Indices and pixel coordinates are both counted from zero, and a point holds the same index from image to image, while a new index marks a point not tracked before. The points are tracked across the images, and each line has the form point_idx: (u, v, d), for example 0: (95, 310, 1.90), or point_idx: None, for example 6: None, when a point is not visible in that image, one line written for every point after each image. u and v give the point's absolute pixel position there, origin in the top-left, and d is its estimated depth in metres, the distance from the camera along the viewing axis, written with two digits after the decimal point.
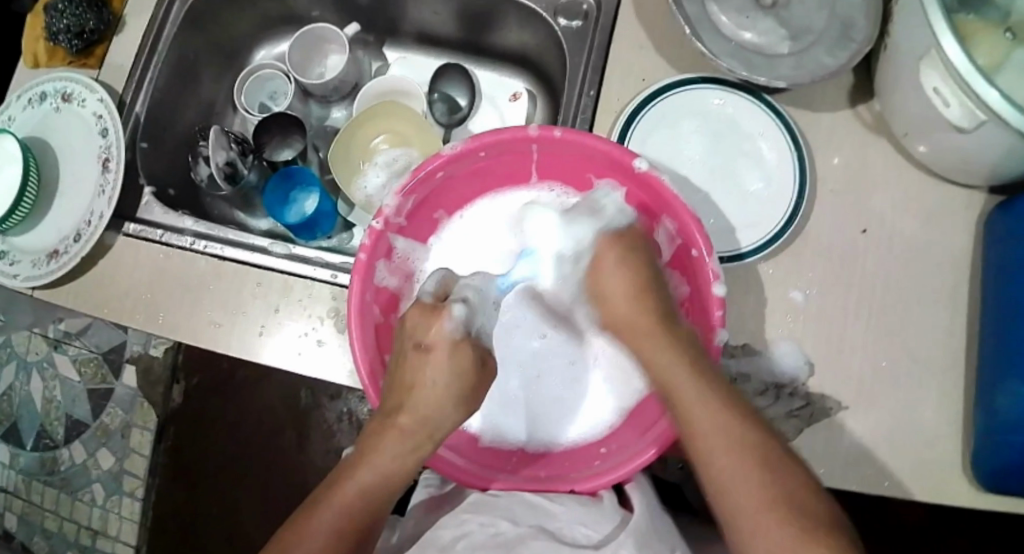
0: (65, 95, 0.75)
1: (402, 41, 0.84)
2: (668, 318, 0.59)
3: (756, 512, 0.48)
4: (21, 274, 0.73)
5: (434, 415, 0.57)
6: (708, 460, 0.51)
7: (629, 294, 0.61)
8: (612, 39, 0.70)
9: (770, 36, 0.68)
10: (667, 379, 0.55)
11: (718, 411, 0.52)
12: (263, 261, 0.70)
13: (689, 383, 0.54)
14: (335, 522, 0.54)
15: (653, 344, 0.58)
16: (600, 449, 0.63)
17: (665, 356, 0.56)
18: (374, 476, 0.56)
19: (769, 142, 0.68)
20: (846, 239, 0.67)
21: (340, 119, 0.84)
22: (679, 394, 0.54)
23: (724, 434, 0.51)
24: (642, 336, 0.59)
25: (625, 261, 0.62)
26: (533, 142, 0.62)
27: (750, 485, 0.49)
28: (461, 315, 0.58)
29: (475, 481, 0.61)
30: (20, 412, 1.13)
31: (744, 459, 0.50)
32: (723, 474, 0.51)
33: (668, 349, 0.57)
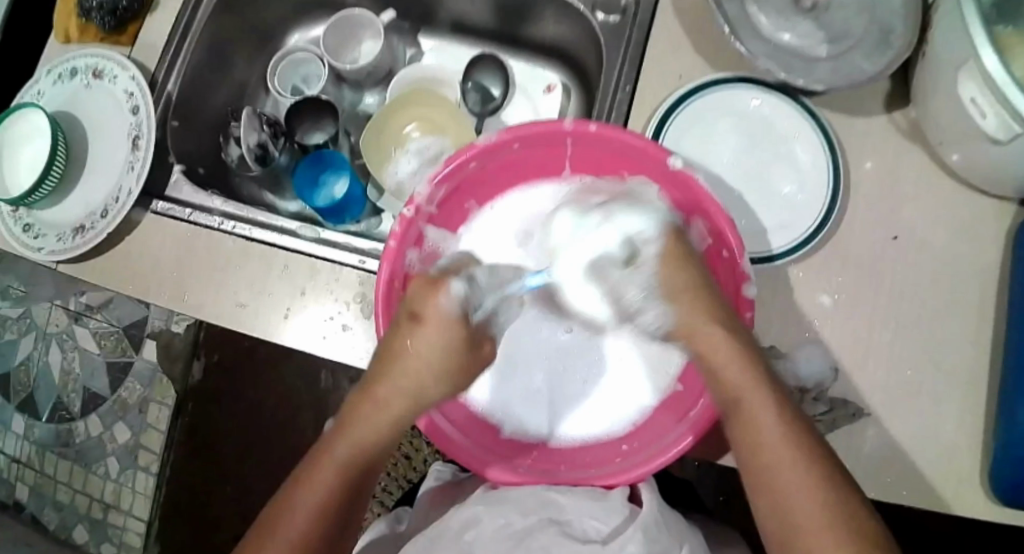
0: (96, 70, 0.76)
1: (436, 28, 0.84)
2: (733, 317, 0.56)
3: (814, 532, 0.49)
4: (44, 248, 0.73)
5: (421, 394, 0.57)
6: (780, 481, 0.51)
7: (697, 289, 0.57)
8: (650, 35, 0.70)
9: (807, 40, 0.68)
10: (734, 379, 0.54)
11: (777, 418, 0.52)
12: (292, 244, 0.70)
13: (756, 388, 0.53)
14: (316, 505, 0.55)
15: (717, 340, 0.55)
16: (622, 447, 0.63)
17: (747, 383, 0.53)
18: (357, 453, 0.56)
19: (804, 145, 0.68)
20: (876, 246, 0.67)
21: (372, 105, 0.83)
22: (746, 399, 0.53)
23: (780, 443, 0.51)
24: (706, 334, 0.55)
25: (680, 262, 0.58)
26: (568, 136, 0.62)
27: (807, 493, 0.50)
28: (459, 293, 0.58)
29: (470, 464, 0.60)
30: (36, 383, 1.13)
31: (808, 470, 0.50)
32: (781, 476, 0.51)
33: (726, 355, 0.54)
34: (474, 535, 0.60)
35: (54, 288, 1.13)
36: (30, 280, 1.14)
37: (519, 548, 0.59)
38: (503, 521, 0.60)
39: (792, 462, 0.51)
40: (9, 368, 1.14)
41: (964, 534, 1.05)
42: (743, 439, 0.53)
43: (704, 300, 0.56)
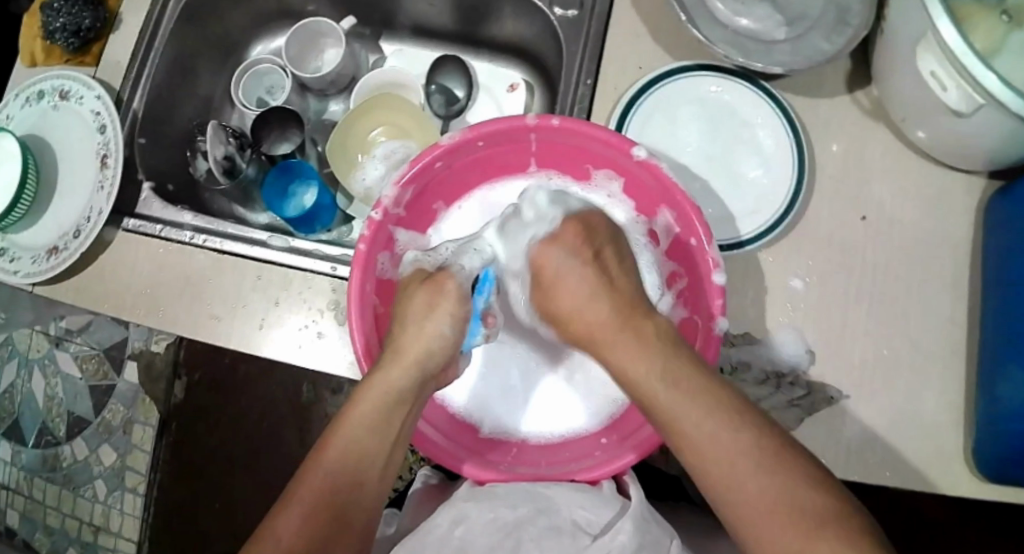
0: (63, 91, 0.76)
1: (398, 33, 0.83)
2: (640, 314, 0.54)
3: (773, 522, 0.45)
4: (19, 270, 0.73)
5: (394, 393, 0.56)
6: (726, 476, 0.47)
7: (592, 296, 0.56)
8: (609, 28, 0.69)
9: (766, 22, 0.68)
10: (645, 387, 0.51)
11: (710, 408, 0.49)
12: (262, 254, 0.70)
13: (669, 390, 0.50)
14: (293, 528, 0.52)
15: (630, 341, 0.53)
16: (602, 439, 0.63)
17: (648, 377, 0.51)
18: (331, 470, 0.54)
19: (767, 129, 0.68)
20: (846, 225, 0.67)
21: (337, 113, 0.82)
22: (662, 405, 0.50)
23: (715, 437, 0.48)
24: (615, 349, 0.54)
25: (576, 249, 0.58)
26: (531, 132, 0.62)
27: (756, 480, 0.47)
28: (411, 257, 0.64)
29: (445, 462, 0.60)
30: (21, 409, 1.12)
31: (746, 450, 0.47)
32: (721, 468, 0.48)
33: (638, 352, 0.52)
34: (464, 529, 0.59)
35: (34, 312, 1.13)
36: None
37: (510, 542, 0.59)
38: (494, 516, 0.59)
39: (727, 445, 0.48)
40: None
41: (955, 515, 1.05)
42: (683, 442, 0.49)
43: (611, 303, 0.55)
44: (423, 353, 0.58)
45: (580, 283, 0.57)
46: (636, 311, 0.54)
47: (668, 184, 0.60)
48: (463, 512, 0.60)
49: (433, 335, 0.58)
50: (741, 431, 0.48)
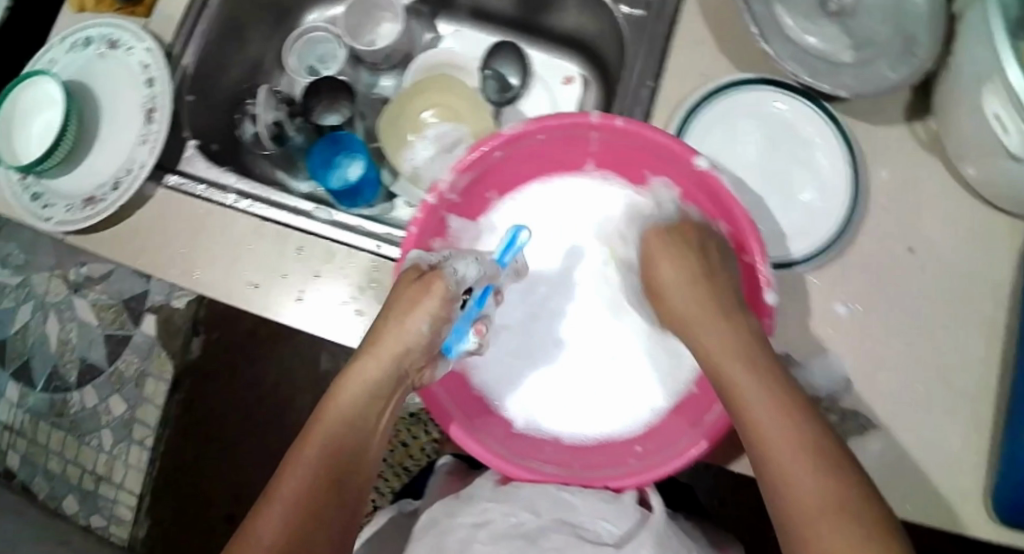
0: (112, 40, 0.75)
1: (456, 14, 0.81)
2: (733, 307, 0.56)
3: (812, 501, 0.47)
4: (54, 217, 0.73)
5: (379, 382, 0.58)
6: (771, 446, 0.49)
7: (693, 287, 0.59)
8: (674, 32, 0.68)
9: (833, 44, 0.68)
10: (716, 352, 0.55)
11: (777, 401, 0.50)
12: (307, 225, 0.69)
13: (733, 359, 0.53)
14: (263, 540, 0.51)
15: (717, 327, 0.56)
16: (636, 447, 0.62)
17: (720, 341, 0.55)
18: (303, 478, 0.54)
19: (825, 151, 0.68)
20: (890, 255, 0.67)
21: (388, 88, 0.81)
22: (723, 369, 0.54)
23: (790, 441, 0.49)
24: (701, 327, 0.57)
25: (676, 251, 0.61)
26: (593, 129, 0.61)
27: (820, 480, 0.47)
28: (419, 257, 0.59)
29: (437, 418, 0.59)
30: (32, 350, 1.11)
31: (793, 427, 0.49)
32: (801, 484, 0.48)
33: (726, 346, 0.54)
34: (487, 534, 0.59)
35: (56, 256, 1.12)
36: (32, 248, 1.13)
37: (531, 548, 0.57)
38: (515, 521, 0.59)
39: (779, 418, 0.50)
40: (5, 335, 1.12)
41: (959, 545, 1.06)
42: (762, 445, 0.50)
43: (707, 295, 0.58)
44: (409, 342, 0.58)
45: (682, 274, 0.59)
46: (730, 301, 0.57)
47: (723, 195, 0.58)
48: (486, 513, 0.60)
49: (413, 322, 0.57)
50: (792, 405, 0.50)
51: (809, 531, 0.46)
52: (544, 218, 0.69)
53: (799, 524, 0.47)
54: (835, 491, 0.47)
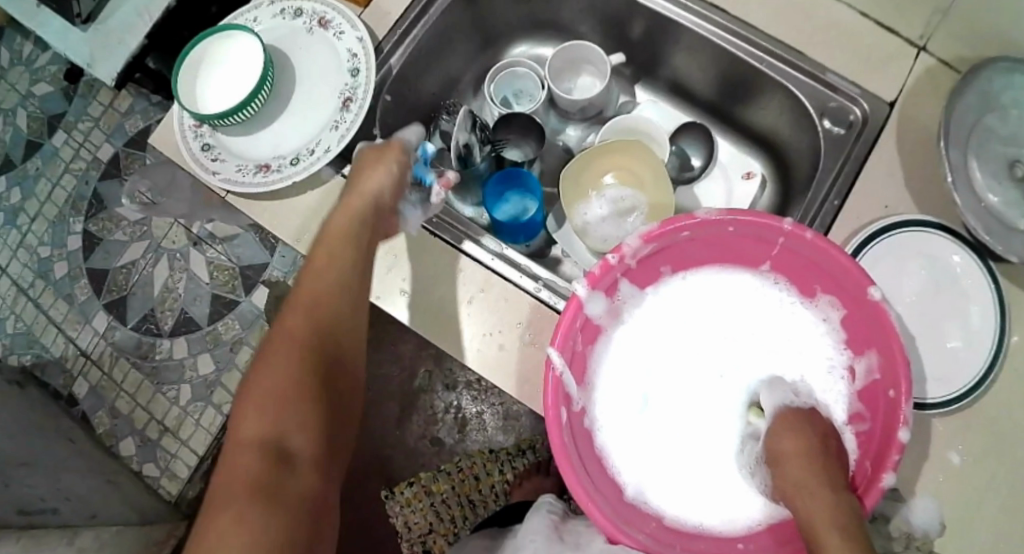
0: (324, 20, 0.77)
1: (656, 84, 0.85)
2: (840, 489, 0.55)
3: None
4: (221, 173, 0.74)
5: (349, 232, 0.65)
6: None
7: (807, 455, 0.56)
8: (869, 159, 0.71)
9: (1014, 207, 0.69)
10: (814, 528, 0.53)
11: None
12: (472, 249, 0.71)
13: (834, 535, 0.51)
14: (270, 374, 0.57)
15: (822, 502, 0.54)
16: (740, 545, 0.63)
17: (823, 518, 0.53)
18: (280, 366, 0.58)
19: (980, 307, 0.70)
20: (1014, 421, 0.70)
21: (572, 138, 0.82)
22: (823, 545, 0.51)
23: None
24: (805, 497, 0.55)
25: (794, 431, 0.58)
26: (780, 235, 0.63)
27: None
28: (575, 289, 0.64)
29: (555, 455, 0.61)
30: (134, 289, 1.14)
31: None
32: None
33: (829, 521, 0.52)
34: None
35: (187, 205, 1.14)
36: (166, 192, 1.15)
37: None
38: None
39: None
40: (110, 266, 1.15)
41: None
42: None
43: (818, 470, 0.56)
44: (371, 219, 0.66)
45: (792, 443, 0.57)
46: (837, 484, 0.55)
47: (887, 327, 0.61)
48: None
49: (377, 188, 0.67)
50: None
51: None
52: (706, 301, 0.69)
53: None
54: None
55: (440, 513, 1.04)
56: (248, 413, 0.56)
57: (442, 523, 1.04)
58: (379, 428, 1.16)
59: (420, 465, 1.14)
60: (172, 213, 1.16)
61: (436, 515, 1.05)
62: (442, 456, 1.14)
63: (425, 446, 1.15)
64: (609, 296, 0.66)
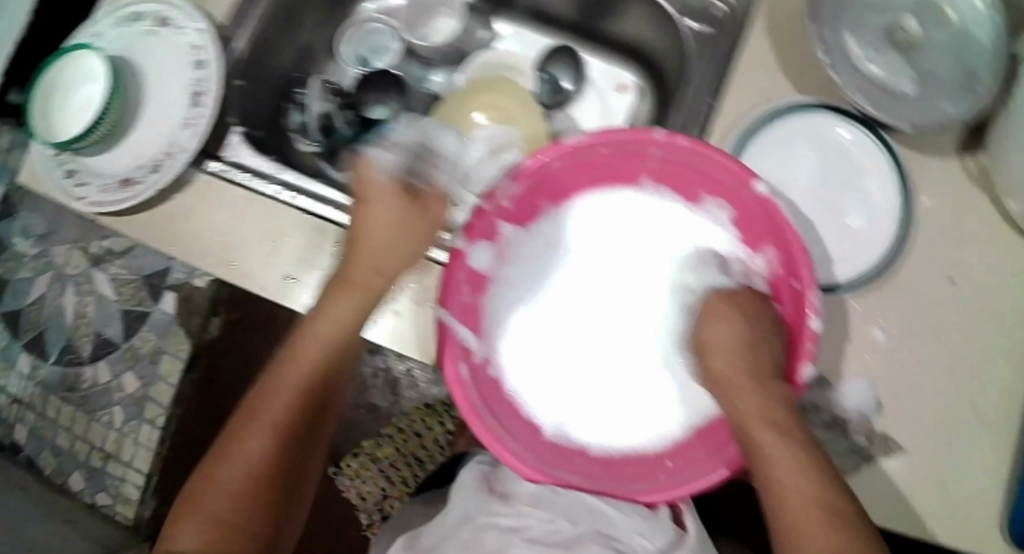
0: (162, 19, 0.72)
1: (515, 15, 0.80)
2: (772, 373, 0.56)
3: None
4: (88, 197, 0.71)
5: (359, 306, 0.63)
6: (786, 515, 0.53)
7: (741, 345, 0.58)
8: (737, 49, 0.67)
9: (896, 74, 0.67)
10: (748, 422, 0.56)
11: (801, 474, 0.53)
12: (352, 222, 0.69)
13: (768, 429, 0.54)
14: (270, 415, 0.62)
15: (755, 396, 0.56)
16: (667, 462, 0.62)
17: (755, 412, 0.55)
18: (241, 470, 0.61)
19: (878, 180, 0.68)
20: (933, 287, 0.68)
21: (438, 83, 0.81)
22: (756, 439, 0.55)
23: (810, 515, 0.52)
24: (737, 390, 0.57)
25: (726, 318, 0.60)
26: (653, 146, 0.61)
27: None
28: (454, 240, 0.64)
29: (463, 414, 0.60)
30: (48, 322, 1.10)
31: (812, 499, 0.52)
32: (796, 518, 0.52)
33: (761, 414, 0.55)
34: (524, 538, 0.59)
35: (77, 231, 1.09)
36: (53, 221, 1.09)
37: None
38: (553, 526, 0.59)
39: (800, 494, 0.52)
40: (20, 304, 1.11)
41: None
42: (788, 514, 0.53)
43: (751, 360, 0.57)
44: (374, 268, 0.63)
45: (727, 333, 0.59)
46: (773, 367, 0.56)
47: (778, 220, 0.59)
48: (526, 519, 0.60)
49: (382, 240, 0.64)
50: (818, 485, 0.52)
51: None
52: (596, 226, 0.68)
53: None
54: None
55: (391, 477, 1.07)
56: (185, 528, 0.59)
57: (394, 485, 1.07)
58: None
59: (361, 434, 1.13)
60: (66, 242, 1.10)
61: (387, 480, 1.08)
62: (379, 421, 1.12)
63: (363, 415, 1.12)
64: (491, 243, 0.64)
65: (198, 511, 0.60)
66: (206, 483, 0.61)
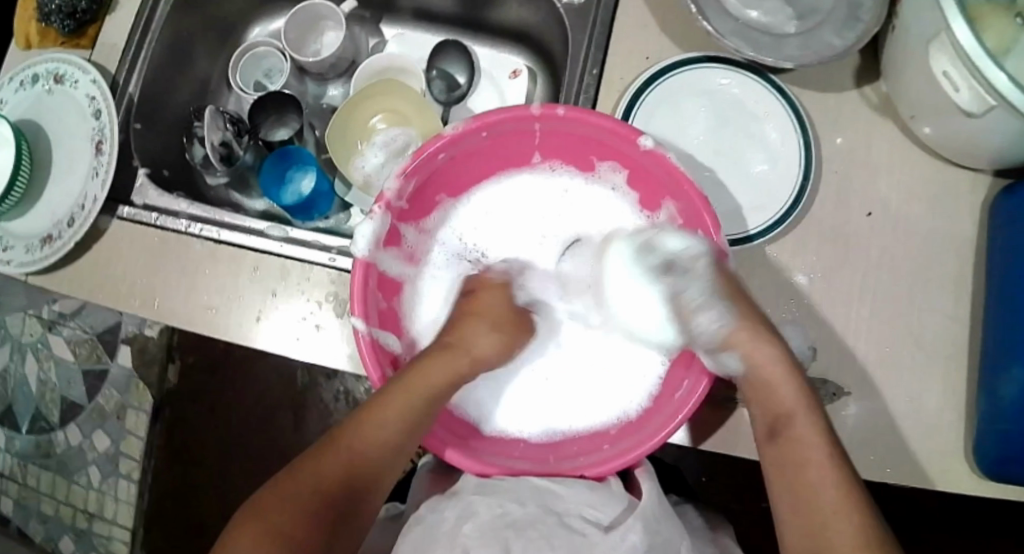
0: (58, 76, 0.73)
1: (398, 17, 0.86)
2: (773, 337, 0.56)
3: (836, 515, 0.50)
4: (14, 260, 0.71)
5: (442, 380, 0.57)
6: (799, 473, 0.52)
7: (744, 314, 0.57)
8: (616, 17, 0.70)
9: (776, 15, 0.66)
10: (765, 378, 0.55)
11: (812, 426, 0.53)
12: (261, 245, 0.69)
13: (786, 382, 0.55)
14: (383, 427, 0.55)
15: (769, 359, 0.55)
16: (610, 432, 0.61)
17: (768, 368, 0.55)
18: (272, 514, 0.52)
19: (774, 123, 0.67)
20: (853, 221, 0.66)
21: (336, 97, 0.85)
22: (773, 391, 0.55)
23: (825, 472, 0.51)
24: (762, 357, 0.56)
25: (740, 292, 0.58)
26: (536, 121, 0.60)
27: (848, 511, 0.50)
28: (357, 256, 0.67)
29: (429, 445, 0.57)
30: (13, 395, 1.17)
31: (828, 457, 0.52)
32: (812, 473, 0.52)
33: (772, 376, 0.55)
34: (472, 526, 0.57)
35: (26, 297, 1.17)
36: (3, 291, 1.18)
37: (519, 539, 0.56)
38: (501, 511, 0.56)
39: (816, 447, 0.52)
40: None
41: (942, 507, 1.05)
42: (791, 475, 0.53)
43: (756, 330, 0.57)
44: (474, 354, 0.60)
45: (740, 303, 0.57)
46: (776, 338, 0.57)
47: (670, 170, 0.58)
48: (470, 505, 0.57)
49: (475, 339, 0.61)
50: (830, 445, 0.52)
51: (818, 520, 0.50)
52: (507, 219, 0.68)
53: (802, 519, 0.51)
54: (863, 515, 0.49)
55: None
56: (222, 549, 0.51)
57: None
58: (282, 438, 1.15)
59: None
60: (17, 306, 1.17)
61: None
62: None
63: None
64: (394, 246, 0.62)
65: (288, 487, 0.53)
66: (325, 462, 0.54)
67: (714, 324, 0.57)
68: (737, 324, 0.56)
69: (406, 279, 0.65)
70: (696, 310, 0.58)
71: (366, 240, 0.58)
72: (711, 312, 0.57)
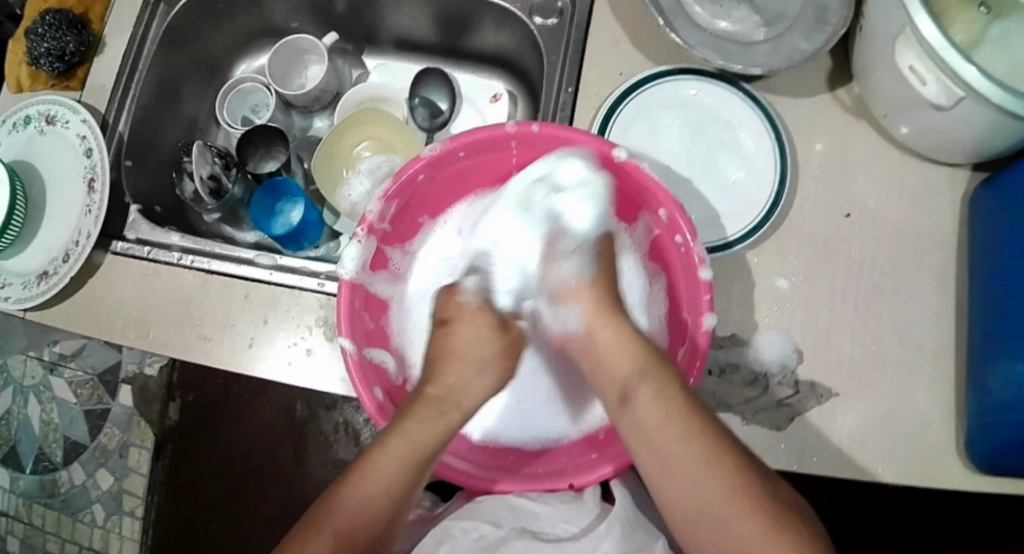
0: (49, 117, 0.75)
1: (380, 48, 0.88)
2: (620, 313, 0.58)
3: (699, 474, 0.51)
4: (10, 297, 0.72)
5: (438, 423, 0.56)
6: (653, 440, 0.53)
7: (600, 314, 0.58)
8: (588, 35, 0.71)
9: (745, 25, 0.67)
10: (606, 348, 0.57)
11: (663, 399, 0.53)
12: (250, 273, 0.70)
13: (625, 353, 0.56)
14: (388, 476, 0.55)
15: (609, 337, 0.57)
16: (601, 435, 0.63)
17: (612, 345, 0.56)
18: None
19: (748, 131, 0.69)
20: (831, 223, 0.67)
21: (322, 128, 0.87)
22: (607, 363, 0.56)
23: (676, 434, 0.52)
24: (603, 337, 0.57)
25: (602, 309, 0.58)
26: (511, 139, 0.61)
27: (707, 470, 0.51)
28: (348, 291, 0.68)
29: (478, 485, 0.60)
30: (18, 436, 1.20)
31: (679, 419, 0.52)
32: (660, 435, 0.52)
33: (616, 349, 0.56)
34: (449, 549, 0.60)
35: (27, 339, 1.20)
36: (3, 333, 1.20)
37: None
38: (478, 535, 0.59)
39: (668, 419, 0.52)
40: None
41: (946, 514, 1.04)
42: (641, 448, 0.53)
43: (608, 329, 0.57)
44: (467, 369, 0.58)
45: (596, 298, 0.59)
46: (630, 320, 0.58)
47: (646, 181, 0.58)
48: (448, 529, 0.61)
49: (453, 382, 0.58)
50: (677, 403, 0.53)
51: (680, 481, 0.52)
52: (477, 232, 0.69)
53: (660, 480, 0.53)
54: (737, 482, 0.51)
55: None
56: None
57: None
58: (282, 470, 1.15)
59: None
60: (18, 348, 1.21)
61: None
62: None
63: (332, 471, 1.14)
64: (379, 269, 0.64)
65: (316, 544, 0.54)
66: (352, 508, 0.55)
67: (570, 274, 0.60)
68: (590, 281, 0.60)
69: (394, 300, 0.67)
70: (562, 249, 0.61)
71: (352, 262, 0.59)
72: (573, 261, 0.60)
